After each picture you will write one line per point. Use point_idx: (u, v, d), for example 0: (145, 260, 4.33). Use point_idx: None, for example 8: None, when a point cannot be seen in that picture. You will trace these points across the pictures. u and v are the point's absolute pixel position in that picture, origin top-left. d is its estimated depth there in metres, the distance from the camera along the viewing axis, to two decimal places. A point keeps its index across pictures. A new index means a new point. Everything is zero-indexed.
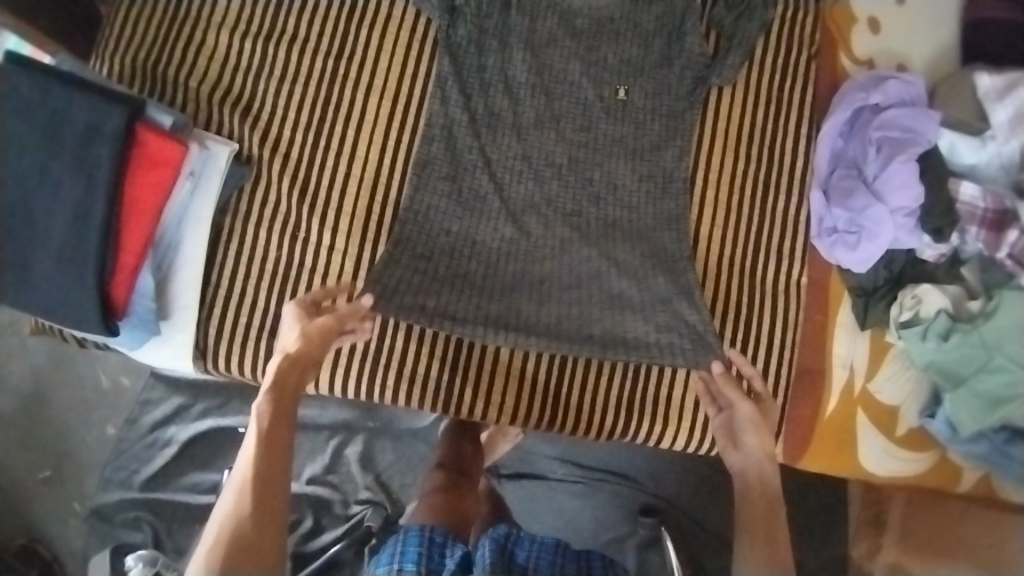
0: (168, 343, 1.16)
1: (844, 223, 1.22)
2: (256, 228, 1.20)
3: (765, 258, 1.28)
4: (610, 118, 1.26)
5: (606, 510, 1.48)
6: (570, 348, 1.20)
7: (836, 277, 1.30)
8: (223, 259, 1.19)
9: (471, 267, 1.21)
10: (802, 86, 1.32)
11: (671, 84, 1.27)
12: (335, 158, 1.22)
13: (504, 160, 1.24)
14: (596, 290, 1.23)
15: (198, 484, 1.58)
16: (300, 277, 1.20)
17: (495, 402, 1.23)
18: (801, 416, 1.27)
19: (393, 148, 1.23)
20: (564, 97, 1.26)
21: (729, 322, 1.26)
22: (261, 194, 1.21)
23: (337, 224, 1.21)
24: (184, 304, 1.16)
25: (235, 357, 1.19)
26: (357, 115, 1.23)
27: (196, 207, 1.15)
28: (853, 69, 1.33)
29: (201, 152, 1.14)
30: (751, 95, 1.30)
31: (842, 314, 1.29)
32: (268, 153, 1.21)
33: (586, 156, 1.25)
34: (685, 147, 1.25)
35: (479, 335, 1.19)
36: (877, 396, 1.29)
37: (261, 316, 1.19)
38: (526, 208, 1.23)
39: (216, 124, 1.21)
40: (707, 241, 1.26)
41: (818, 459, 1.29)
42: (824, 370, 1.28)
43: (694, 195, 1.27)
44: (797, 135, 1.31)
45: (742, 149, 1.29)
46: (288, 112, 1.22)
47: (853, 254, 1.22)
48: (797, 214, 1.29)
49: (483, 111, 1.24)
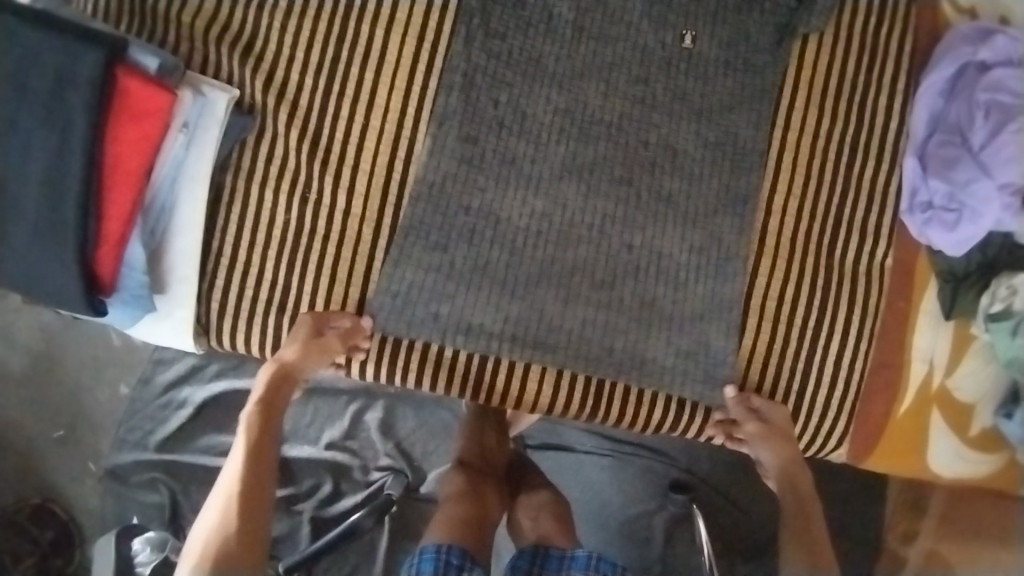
0: (166, 319, 1.07)
1: (942, 198, 1.05)
2: (260, 187, 1.05)
3: (846, 235, 1.10)
4: (671, 70, 1.05)
5: (636, 485, 1.38)
6: (591, 370, 1.07)
7: (924, 260, 1.12)
8: (226, 221, 1.06)
9: (493, 254, 1.04)
10: (903, 29, 1.11)
11: (748, 30, 1.06)
12: (351, 107, 1.04)
13: (543, 115, 1.04)
14: (638, 270, 1.06)
15: (214, 446, 1.47)
16: (312, 244, 1.06)
17: (530, 390, 1.09)
18: (870, 414, 1.14)
19: (417, 94, 1.04)
20: (619, 42, 1.05)
21: (799, 308, 1.09)
22: (267, 147, 1.05)
23: (353, 185, 1.05)
24: (182, 277, 1.05)
25: (243, 334, 1.08)
26: (375, 55, 1.04)
27: (191, 165, 1.01)
28: (957, 16, 1.13)
29: (196, 100, 0.99)
30: (843, 44, 1.09)
31: (925, 301, 1.12)
32: (273, 101, 1.04)
33: (642, 115, 1.05)
34: (767, 113, 1.06)
35: (493, 350, 1.06)
36: (954, 394, 1.14)
37: (270, 288, 1.07)
38: (563, 172, 1.04)
39: (211, 66, 1.04)
40: (781, 211, 1.08)
41: (882, 459, 1.17)
42: (903, 365, 1.13)
43: (767, 161, 1.07)
44: (895, 90, 1.11)
45: (828, 106, 1.09)
46: (294, 53, 1.04)
47: (951, 235, 1.05)
48: (886, 185, 1.10)
49: (519, 57, 1.04)
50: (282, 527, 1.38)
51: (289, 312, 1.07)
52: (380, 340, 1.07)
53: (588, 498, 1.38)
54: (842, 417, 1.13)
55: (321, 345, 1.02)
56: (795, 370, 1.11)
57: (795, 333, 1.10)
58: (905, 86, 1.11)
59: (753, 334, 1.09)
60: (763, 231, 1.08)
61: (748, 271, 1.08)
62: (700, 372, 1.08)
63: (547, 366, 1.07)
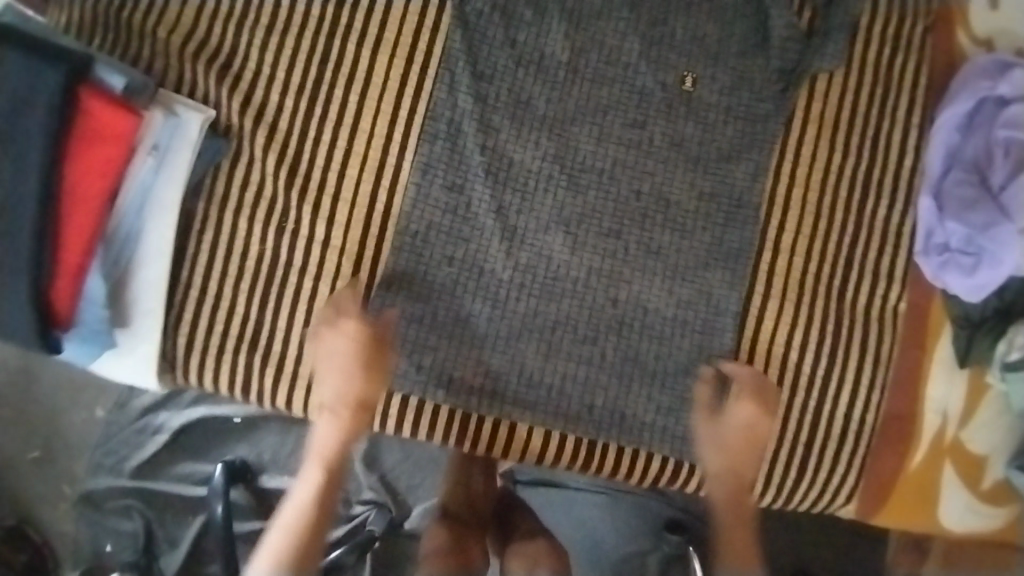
0: (128, 355, 0.98)
1: (959, 240, 1.00)
2: (234, 215, 0.98)
3: (858, 278, 1.04)
4: (670, 113, 0.99)
5: (630, 523, 1.27)
6: (567, 427, 0.99)
7: (940, 303, 1.06)
8: (196, 249, 0.98)
9: (475, 308, 0.98)
10: (916, 65, 1.07)
11: (753, 76, 1.00)
12: (333, 133, 0.98)
13: (531, 162, 0.98)
14: (635, 314, 0.99)
15: (190, 475, 1.38)
16: (287, 276, 0.98)
17: (519, 439, 1.00)
18: (881, 468, 1.07)
19: (404, 120, 0.98)
20: (617, 82, 0.99)
21: (808, 355, 1.02)
22: (243, 172, 0.98)
23: (332, 214, 0.98)
24: (146, 309, 0.96)
25: (209, 370, 0.99)
26: (361, 77, 0.98)
27: (160, 190, 0.95)
28: (971, 50, 1.07)
29: (167, 121, 0.93)
30: (853, 83, 1.04)
31: (939, 348, 1.07)
32: (251, 124, 0.97)
33: (638, 160, 0.99)
34: (762, 164, 1.00)
35: (472, 405, 0.98)
36: (966, 446, 1.09)
37: (240, 322, 0.98)
38: (555, 209, 0.98)
39: (187, 85, 0.98)
40: (789, 252, 1.01)
41: (895, 514, 1.09)
42: (916, 416, 1.07)
43: (775, 200, 1.01)
44: (903, 147, 1.06)
45: (837, 146, 1.03)
46: (273, 78, 0.98)
47: (968, 279, 1.00)
48: (900, 224, 1.05)
49: (508, 97, 0.98)
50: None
51: (260, 348, 0.99)
52: None
53: (580, 534, 1.27)
54: (853, 472, 1.06)
55: (369, 357, 0.93)
56: (803, 420, 1.03)
57: (804, 382, 1.03)
58: (914, 141, 1.06)
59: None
60: (770, 271, 1.01)
61: (746, 326, 1.01)
62: (681, 425, 1.00)
63: (528, 425, 1.00)
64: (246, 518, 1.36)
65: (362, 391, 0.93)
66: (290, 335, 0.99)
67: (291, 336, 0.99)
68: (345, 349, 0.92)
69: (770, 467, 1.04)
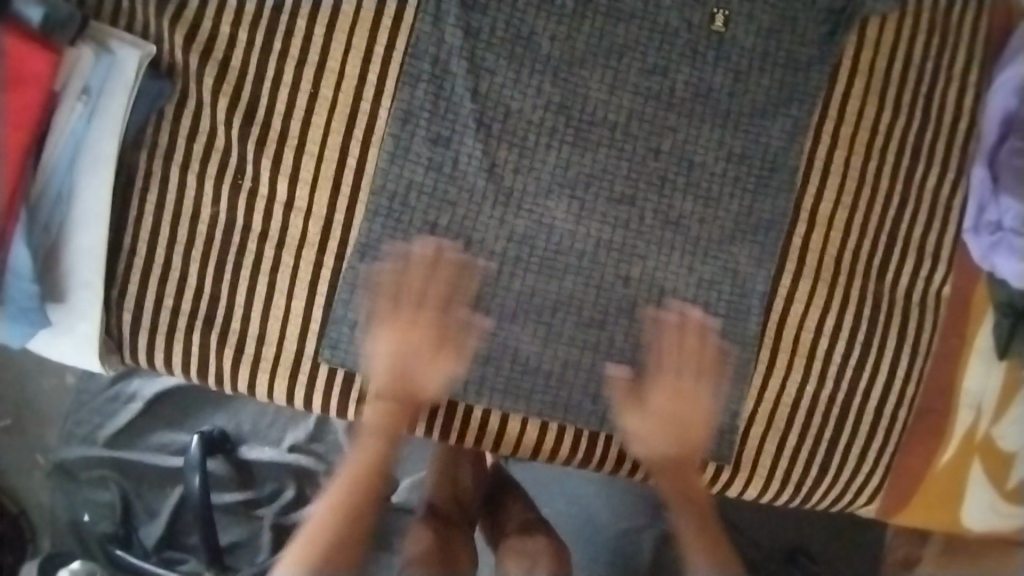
0: (68, 333, 0.85)
1: (1013, 219, 0.87)
2: (183, 171, 0.84)
3: (900, 255, 0.91)
4: (696, 57, 0.84)
5: (625, 496, 1.18)
6: (567, 417, 0.88)
7: (984, 286, 0.94)
8: (139, 210, 0.84)
9: (463, 283, 0.85)
10: (981, 10, 0.91)
11: (797, 14, 0.85)
12: (297, 73, 0.83)
13: (531, 111, 0.83)
14: (647, 292, 0.86)
15: (166, 446, 1.18)
16: (246, 243, 0.85)
17: (512, 429, 0.90)
18: (906, 466, 0.97)
19: (380, 61, 0.83)
20: (635, 19, 0.83)
21: (839, 341, 0.91)
22: (192, 119, 0.83)
23: (297, 171, 0.84)
24: (84, 282, 0.84)
25: (161, 348, 0.87)
26: (327, 6, 0.82)
27: (94, 143, 0.81)
28: None
29: (98, 60, 0.78)
30: (911, 28, 0.89)
31: (980, 339, 0.95)
32: (199, 62, 0.82)
33: (656, 113, 0.84)
34: (801, 121, 0.86)
35: (457, 394, 0.87)
36: (998, 443, 0.99)
37: (194, 296, 0.86)
38: (559, 170, 0.84)
39: (122, 14, 0.82)
40: (826, 224, 0.88)
41: (915, 514, 1.00)
42: (948, 410, 0.96)
43: (813, 163, 0.87)
44: (961, 106, 0.91)
45: (888, 102, 0.89)
46: (224, 6, 0.82)
47: (1019, 266, 0.88)
48: (950, 195, 0.91)
49: (506, 34, 0.82)
50: (239, 533, 1.16)
51: (217, 325, 0.87)
52: (324, 370, 0.88)
53: (574, 512, 1.18)
54: (878, 471, 0.96)
55: (447, 359, 0.83)
56: (827, 414, 0.93)
57: (833, 373, 0.92)
58: (973, 98, 0.91)
59: (763, 377, 0.90)
60: (803, 246, 0.88)
61: (772, 308, 0.89)
62: None
63: (523, 416, 0.89)
64: (225, 488, 1.17)
65: (428, 391, 0.84)
66: (251, 311, 0.86)
67: (253, 312, 0.86)
68: (421, 352, 0.82)
69: (790, 464, 0.93)
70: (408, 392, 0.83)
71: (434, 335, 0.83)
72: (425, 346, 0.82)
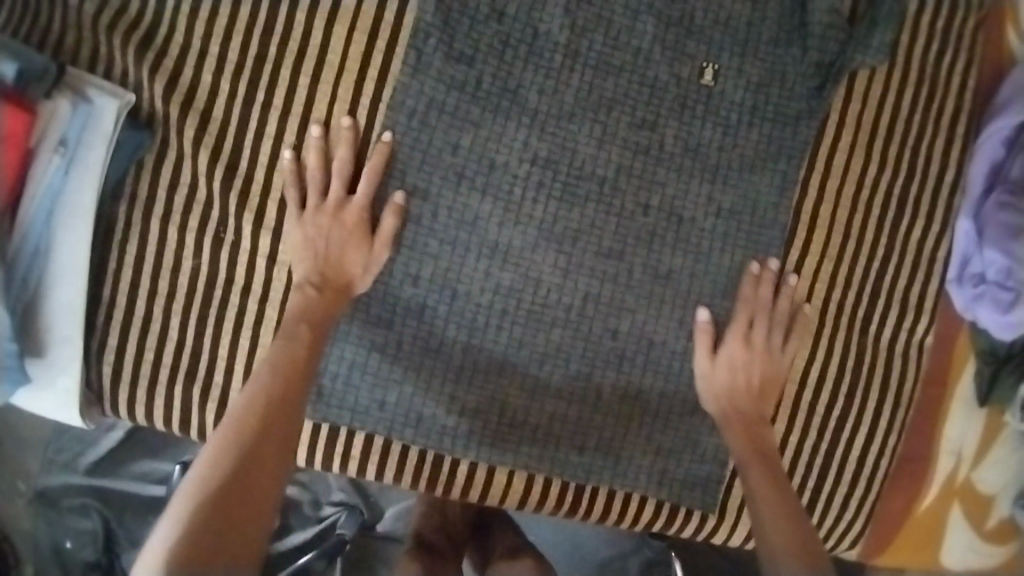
0: (47, 390, 0.84)
1: (997, 272, 0.89)
2: (163, 223, 0.82)
3: (884, 305, 0.92)
4: (684, 112, 0.84)
5: None
6: (554, 469, 0.88)
7: (966, 335, 0.96)
8: (118, 264, 0.83)
9: (450, 335, 0.84)
10: (966, 64, 0.93)
11: (785, 69, 0.85)
12: (280, 123, 0.81)
13: (518, 165, 0.82)
14: (637, 346, 0.86)
15: (149, 473, 1.15)
16: (228, 296, 0.84)
17: (499, 481, 0.89)
18: (889, 511, 0.99)
19: (366, 111, 0.82)
20: (625, 73, 0.83)
21: (824, 390, 0.92)
22: (172, 171, 0.82)
23: (280, 224, 0.82)
24: (63, 337, 0.82)
25: (142, 401, 0.86)
26: (311, 56, 0.81)
27: (72, 195, 0.79)
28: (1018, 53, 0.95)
29: (75, 111, 0.77)
30: (898, 82, 0.90)
31: (961, 387, 0.97)
32: (180, 112, 0.81)
33: (645, 167, 0.84)
34: (790, 175, 0.86)
35: (445, 447, 0.86)
36: (977, 486, 1.00)
37: (176, 349, 0.84)
38: (548, 224, 0.83)
39: (103, 65, 0.81)
40: (812, 276, 0.89)
41: (897, 557, 1.01)
42: (929, 457, 0.98)
43: (800, 216, 0.88)
44: (946, 159, 0.92)
45: (875, 153, 0.89)
46: (206, 54, 0.80)
47: (1002, 316, 0.89)
48: (934, 247, 0.92)
49: (495, 87, 0.82)
50: None
51: (200, 379, 0.85)
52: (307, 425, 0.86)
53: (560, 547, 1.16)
54: (860, 518, 0.97)
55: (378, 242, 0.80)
56: (813, 463, 0.93)
57: (817, 424, 0.92)
58: (958, 152, 0.92)
59: None
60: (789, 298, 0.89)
61: None
62: (683, 471, 0.89)
63: (510, 469, 0.88)
64: None
65: (357, 278, 0.80)
66: (233, 363, 0.85)
67: (235, 365, 0.85)
68: (348, 243, 0.80)
69: None
70: (335, 281, 0.79)
71: (357, 219, 0.80)
72: (353, 224, 0.80)
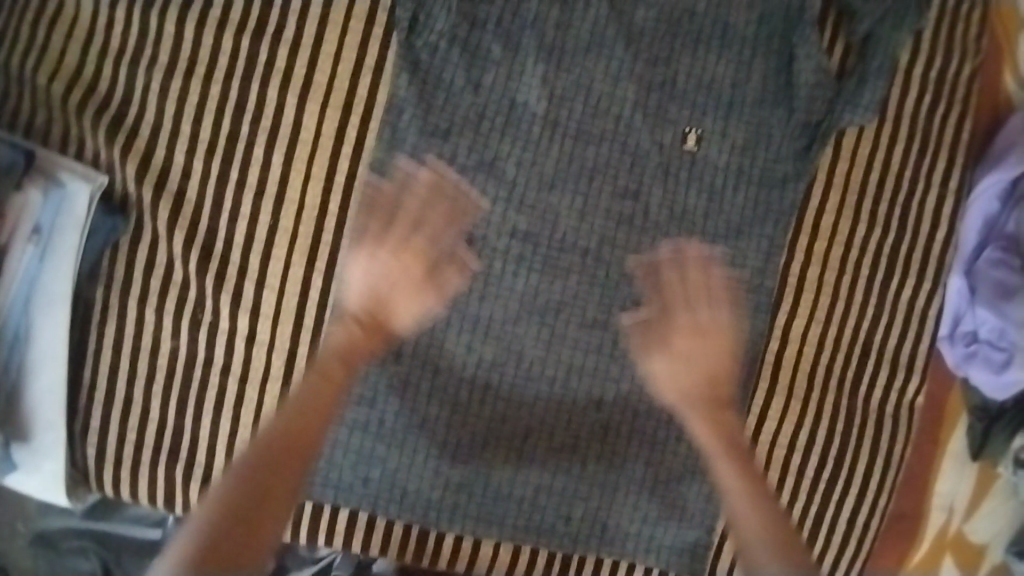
0: (32, 473, 0.83)
1: (989, 331, 0.90)
2: (140, 305, 0.81)
3: (875, 365, 0.91)
4: (667, 180, 0.83)
5: None
6: (540, 540, 0.87)
7: (957, 392, 0.96)
8: (96, 346, 0.82)
9: (432, 411, 0.83)
10: (958, 116, 0.90)
11: (770, 130, 0.83)
12: (255, 202, 0.80)
13: (497, 239, 0.81)
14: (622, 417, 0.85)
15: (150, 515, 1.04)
16: (208, 376, 0.83)
17: (485, 551, 0.89)
18: (880, 566, 0.98)
19: (341, 189, 0.80)
20: (607, 141, 0.81)
21: (815, 452, 0.90)
22: (147, 252, 0.81)
23: (258, 304, 0.82)
24: (46, 419, 0.82)
25: (126, 480, 0.85)
26: (285, 134, 0.80)
27: (49, 280, 0.79)
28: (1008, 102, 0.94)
29: (47, 197, 0.77)
30: (887, 136, 0.88)
31: (952, 441, 0.97)
32: (152, 193, 0.79)
33: (628, 236, 0.82)
34: (777, 240, 0.84)
35: (430, 521, 0.86)
36: (969, 539, 0.99)
37: (158, 429, 0.84)
38: (530, 297, 0.82)
39: (74, 147, 0.79)
40: (800, 339, 0.88)
41: None
42: (920, 512, 0.97)
43: (789, 278, 0.86)
44: (939, 216, 0.90)
45: (863, 212, 0.88)
46: (177, 134, 0.79)
47: (995, 377, 0.90)
48: (926, 305, 0.91)
49: (473, 160, 0.80)
50: None
51: (182, 459, 0.84)
52: None
53: None
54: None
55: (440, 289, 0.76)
56: (804, 524, 0.92)
57: (806, 487, 0.91)
58: (951, 207, 0.90)
59: None
60: (777, 362, 0.88)
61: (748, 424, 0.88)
62: (672, 538, 0.88)
63: (496, 540, 0.88)
64: None
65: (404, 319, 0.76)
66: (215, 442, 0.84)
67: (217, 444, 0.84)
68: (406, 279, 0.75)
69: None
70: (385, 324, 0.75)
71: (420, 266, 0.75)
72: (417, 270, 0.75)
